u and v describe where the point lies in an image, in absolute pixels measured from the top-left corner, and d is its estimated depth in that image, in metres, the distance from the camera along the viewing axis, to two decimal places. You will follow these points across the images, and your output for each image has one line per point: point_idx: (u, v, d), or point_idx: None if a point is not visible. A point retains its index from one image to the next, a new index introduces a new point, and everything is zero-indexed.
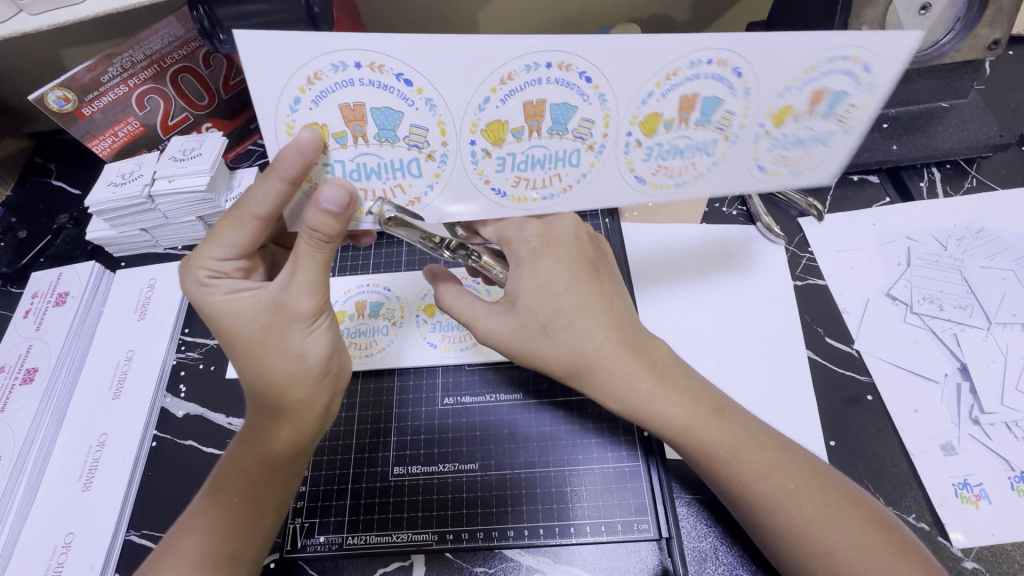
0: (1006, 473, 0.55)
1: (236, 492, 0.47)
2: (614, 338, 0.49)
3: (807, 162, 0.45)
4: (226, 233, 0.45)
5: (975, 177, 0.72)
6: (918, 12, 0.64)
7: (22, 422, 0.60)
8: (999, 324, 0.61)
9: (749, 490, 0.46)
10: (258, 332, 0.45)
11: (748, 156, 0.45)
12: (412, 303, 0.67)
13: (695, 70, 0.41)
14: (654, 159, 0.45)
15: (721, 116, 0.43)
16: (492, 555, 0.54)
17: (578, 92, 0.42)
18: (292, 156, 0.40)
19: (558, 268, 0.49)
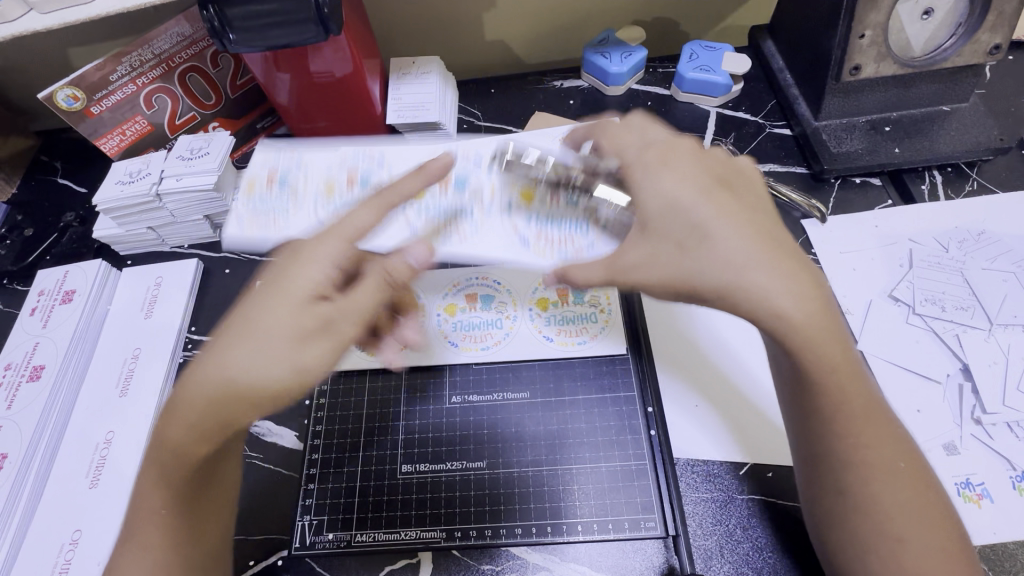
0: (1008, 473, 0.56)
1: (196, 442, 0.46)
2: (761, 251, 0.45)
3: (571, 246, 0.58)
4: (364, 215, 0.52)
5: (976, 180, 0.73)
6: (920, 17, 0.65)
7: (29, 421, 0.61)
8: (1000, 325, 0.62)
9: (853, 455, 0.45)
10: (288, 321, 0.46)
11: (506, 227, 0.60)
12: (405, 218, 0.61)
13: (476, 163, 0.65)
14: (471, 181, 0.64)
15: (472, 193, 0.63)
16: (498, 553, 0.54)
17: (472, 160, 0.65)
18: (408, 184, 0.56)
19: (686, 181, 0.49)
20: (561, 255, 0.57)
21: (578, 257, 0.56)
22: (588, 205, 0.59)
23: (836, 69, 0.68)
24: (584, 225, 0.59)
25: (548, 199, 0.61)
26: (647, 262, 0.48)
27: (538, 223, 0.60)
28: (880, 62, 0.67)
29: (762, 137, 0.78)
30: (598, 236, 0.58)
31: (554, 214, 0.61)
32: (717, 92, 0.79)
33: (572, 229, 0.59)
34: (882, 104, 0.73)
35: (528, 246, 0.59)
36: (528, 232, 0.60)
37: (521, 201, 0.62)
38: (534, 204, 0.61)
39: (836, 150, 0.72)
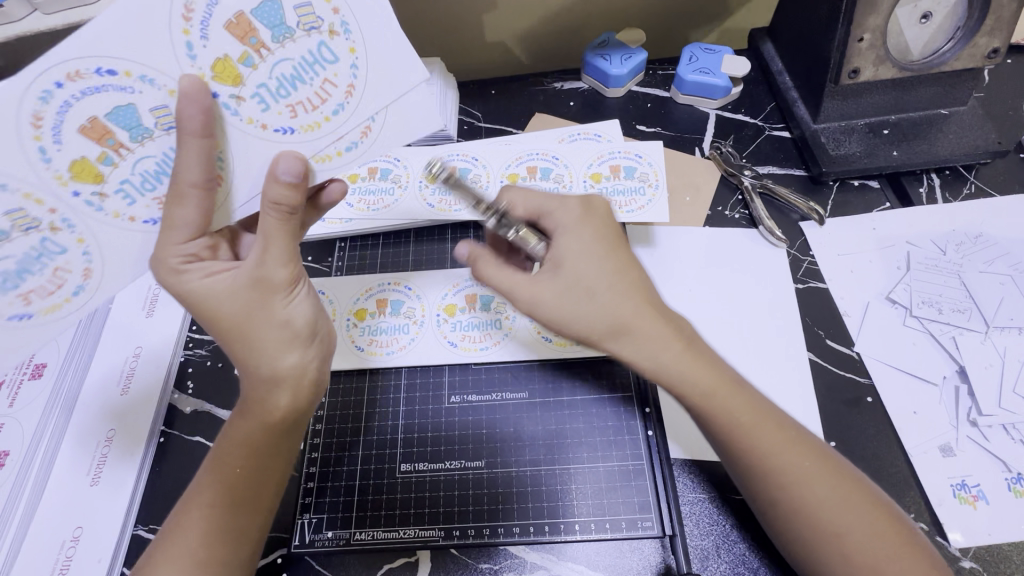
0: (1004, 475, 0.56)
1: (241, 464, 0.48)
2: (648, 306, 0.49)
3: (337, 91, 0.48)
4: (176, 214, 0.44)
5: (973, 183, 0.73)
6: (919, 20, 0.65)
7: (31, 418, 0.63)
8: (997, 328, 0.62)
9: (766, 466, 0.47)
10: (239, 309, 0.46)
11: (243, 133, 0.46)
12: (99, 220, 0.45)
13: (55, 99, 0.41)
14: (136, 114, 0.43)
15: (149, 117, 0.43)
16: (497, 552, 0.55)
17: (115, 89, 0.42)
18: (191, 109, 0.43)
19: (595, 239, 0.50)
20: (333, 110, 0.49)
21: (355, 100, 0.49)
22: (307, 19, 0.45)
23: (834, 72, 0.68)
24: (320, 48, 0.46)
25: (251, 54, 0.45)
26: (561, 306, 0.48)
27: (277, 93, 0.46)
28: (878, 65, 0.67)
29: (760, 139, 0.78)
30: (354, 48, 0.47)
31: (284, 65, 0.46)
32: (717, 94, 0.80)
33: (316, 67, 0.47)
34: (880, 106, 0.73)
35: (294, 128, 0.48)
36: (273, 109, 0.47)
37: (223, 82, 0.44)
38: (246, 71, 0.45)
39: (835, 153, 0.73)
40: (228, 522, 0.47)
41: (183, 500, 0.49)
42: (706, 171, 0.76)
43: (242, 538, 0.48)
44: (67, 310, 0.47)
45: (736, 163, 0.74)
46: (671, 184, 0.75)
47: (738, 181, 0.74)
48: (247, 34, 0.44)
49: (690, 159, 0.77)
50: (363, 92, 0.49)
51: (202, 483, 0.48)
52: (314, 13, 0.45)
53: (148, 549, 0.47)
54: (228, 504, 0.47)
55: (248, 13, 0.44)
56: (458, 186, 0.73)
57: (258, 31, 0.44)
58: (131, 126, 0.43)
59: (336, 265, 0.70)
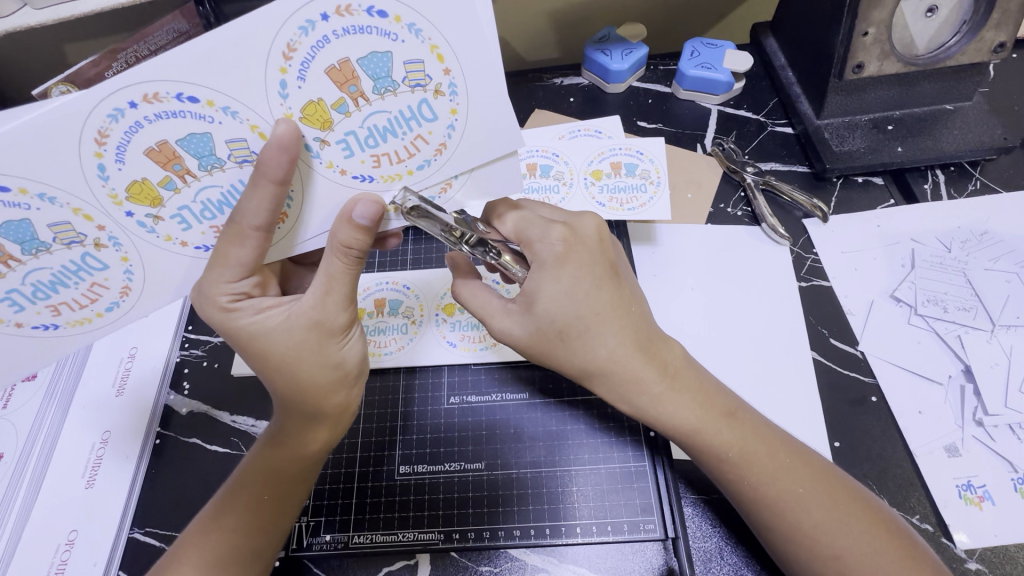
0: (1010, 475, 0.55)
1: (267, 492, 0.47)
2: (630, 339, 0.49)
3: (428, 147, 0.42)
4: (229, 253, 0.41)
5: (978, 180, 0.72)
6: (924, 14, 0.64)
7: (25, 420, 0.62)
8: (1003, 326, 0.61)
9: (759, 493, 0.47)
10: (291, 348, 0.44)
11: (327, 176, 0.42)
12: (148, 241, 0.41)
13: (124, 122, 0.36)
14: (211, 143, 0.38)
15: (228, 149, 0.39)
16: (497, 554, 0.54)
17: (194, 117, 0.37)
18: (274, 155, 0.38)
19: (581, 274, 0.48)
20: (419, 165, 0.43)
21: (442, 159, 0.43)
22: (412, 76, 0.39)
23: (839, 66, 0.67)
24: (421, 105, 0.40)
25: (348, 101, 0.39)
26: (534, 342, 0.50)
27: (365, 142, 0.41)
28: (884, 59, 0.66)
29: (762, 135, 0.77)
30: (457, 109, 0.41)
31: (379, 116, 0.40)
32: (718, 90, 0.79)
33: (411, 123, 0.41)
34: (885, 102, 0.72)
35: (374, 177, 0.43)
36: (356, 156, 0.42)
37: (314, 126, 0.39)
38: (339, 117, 0.39)
39: (838, 149, 0.72)
40: (249, 545, 0.47)
41: (195, 522, 0.48)
42: (708, 168, 0.75)
43: (258, 561, 0.47)
44: (96, 323, 0.44)
45: (738, 160, 0.74)
46: (673, 181, 0.74)
47: (740, 177, 0.73)
48: (347, 81, 0.38)
49: (692, 155, 0.76)
50: (453, 155, 0.43)
51: (223, 504, 0.48)
52: (423, 70, 0.39)
53: (158, 563, 0.47)
54: (248, 529, 0.47)
55: (354, 61, 0.37)
56: None
57: (360, 79, 0.38)
58: (202, 155, 0.39)
59: None
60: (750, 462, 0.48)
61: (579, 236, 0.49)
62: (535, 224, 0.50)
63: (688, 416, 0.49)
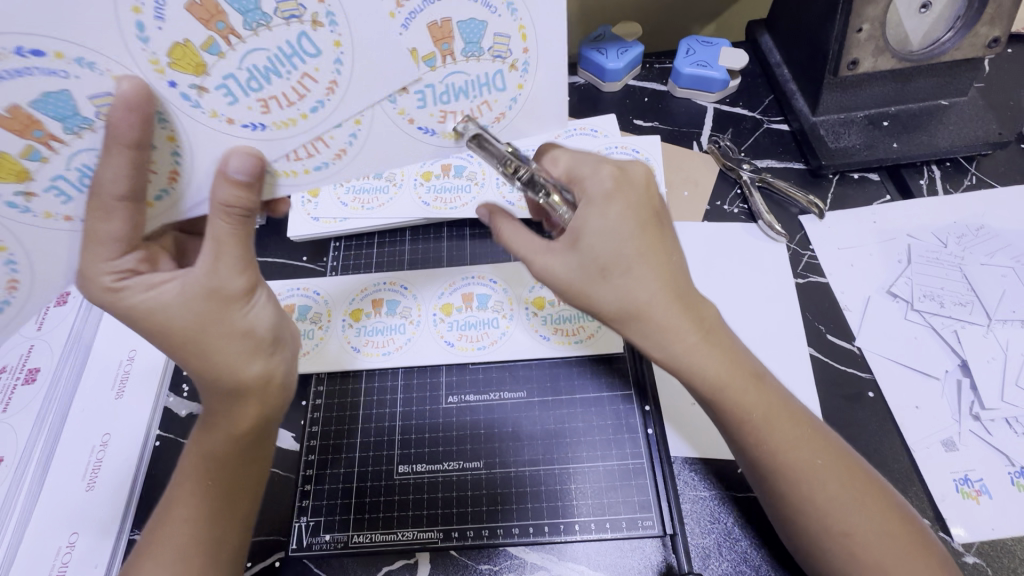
0: (1008, 469, 0.55)
1: (210, 473, 0.47)
2: (670, 290, 0.46)
3: (316, 89, 0.42)
4: (99, 229, 0.40)
5: (974, 175, 0.72)
6: (918, 10, 0.64)
7: (24, 424, 0.62)
8: (999, 320, 0.62)
9: (780, 465, 0.47)
10: (191, 322, 0.43)
11: (209, 125, 0.41)
12: (27, 221, 0.41)
13: None
14: (71, 102, 0.37)
15: (86, 106, 0.37)
16: (497, 553, 0.54)
17: (42, 74, 0.35)
18: (122, 117, 0.37)
19: (625, 215, 0.46)
20: (312, 108, 0.43)
21: (337, 99, 0.43)
22: (285, 6, 0.38)
23: (834, 63, 0.68)
24: (299, 38, 0.40)
25: (218, 40, 0.38)
26: (577, 281, 0.47)
27: (248, 86, 0.40)
28: (878, 56, 0.66)
29: (759, 132, 0.77)
30: (340, 42, 0.40)
31: (259, 54, 0.39)
32: (715, 88, 0.79)
33: (293, 60, 0.40)
34: (880, 98, 0.72)
35: (264, 125, 0.43)
36: (241, 103, 0.41)
37: (186, 71, 0.38)
38: (211, 60, 0.38)
39: (834, 145, 0.72)
40: (202, 532, 0.46)
41: (154, 516, 0.48)
42: (705, 165, 0.75)
43: (223, 546, 0.47)
44: (3, 316, 0.46)
45: (734, 158, 0.74)
46: (670, 179, 0.74)
47: (736, 174, 0.73)
48: (214, 17, 0.37)
49: (689, 153, 0.76)
50: (348, 92, 0.43)
51: (173, 497, 0.47)
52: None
53: (128, 558, 0.47)
54: (205, 513, 0.47)
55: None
56: (453, 182, 0.72)
57: (226, 14, 0.37)
58: (63, 117, 0.37)
59: (331, 265, 0.69)
60: (775, 430, 0.47)
61: (627, 178, 0.48)
62: (587, 164, 0.50)
63: (720, 371, 0.47)
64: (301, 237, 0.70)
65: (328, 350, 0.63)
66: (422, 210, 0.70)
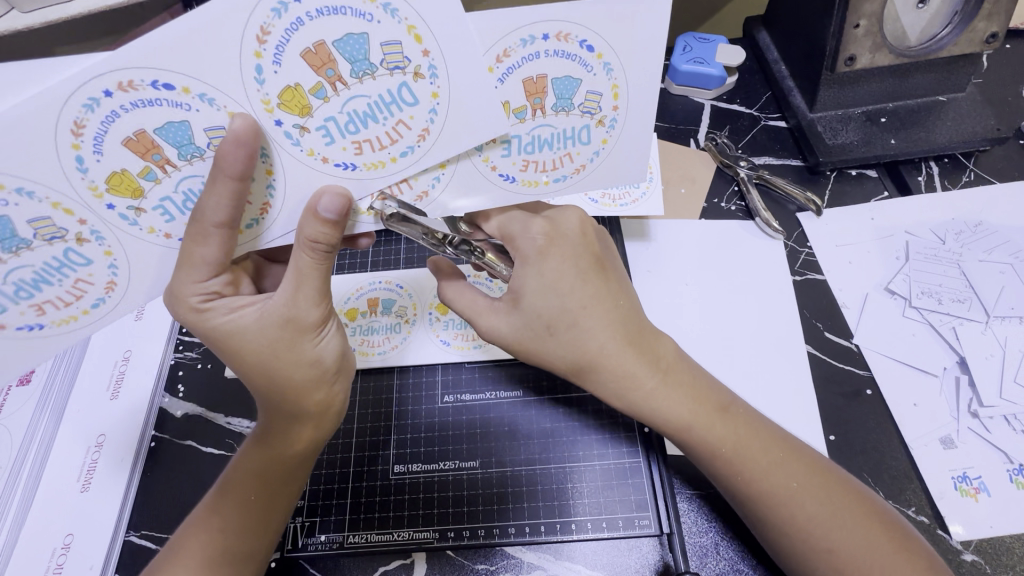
0: (1006, 466, 0.55)
1: (254, 492, 0.47)
2: (620, 337, 0.48)
3: (409, 133, 0.42)
4: (195, 252, 0.41)
5: (973, 171, 0.72)
6: (915, 5, 0.64)
7: (19, 425, 0.62)
8: (998, 317, 0.61)
9: (754, 488, 0.47)
10: (266, 347, 0.43)
11: (305, 163, 0.41)
12: (133, 235, 0.41)
13: (99, 112, 0.35)
14: (189, 132, 0.38)
15: (209, 138, 0.38)
16: (493, 552, 0.54)
17: (171, 105, 0.36)
18: (233, 150, 0.37)
19: (564, 266, 0.48)
20: (402, 152, 0.43)
21: (426, 145, 0.43)
22: (392, 57, 0.38)
23: (831, 59, 0.67)
24: (400, 88, 0.40)
25: (325, 85, 0.38)
26: (521, 338, 0.50)
27: (346, 128, 0.41)
28: (876, 52, 0.66)
29: (756, 129, 0.77)
30: (438, 92, 0.40)
31: (361, 99, 0.39)
32: (712, 85, 0.78)
33: (391, 107, 0.40)
34: (878, 95, 0.72)
35: (356, 165, 0.42)
36: (337, 143, 0.41)
37: (293, 112, 0.39)
38: (317, 102, 0.39)
39: (832, 142, 0.71)
40: (235, 548, 0.46)
41: (189, 521, 0.48)
42: (702, 162, 0.75)
43: (245, 562, 0.47)
44: (82, 321, 0.43)
45: (731, 155, 0.73)
46: (667, 176, 0.74)
47: (733, 172, 0.73)
48: (324, 65, 0.38)
49: (686, 150, 0.75)
50: (439, 138, 0.42)
51: (212, 504, 0.47)
52: (402, 52, 0.38)
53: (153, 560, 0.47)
54: (238, 529, 0.46)
55: (329, 43, 0.37)
56: None
57: (337, 62, 0.38)
58: (182, 144, 0.38)
59: None
60: (742, 456, 0.48)
61: (560, 233, 0.49)
62: (518, 220, 0.50)
63: (686, 412, 0.49)
64: None
65: None
66: None
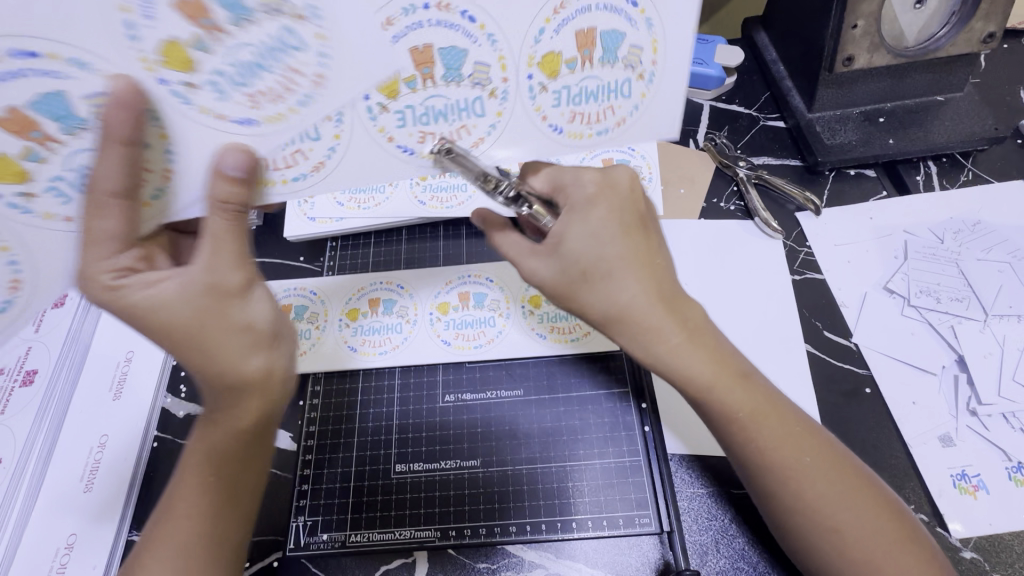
0: (1004, 464, 0.55)
1: (210, 474, 0.44)
2: (656, 290, 0.45)
3: (467, 137, 0.47)
4: (94, 226, 0.39)
5: (971, 170, 0.72)
6: (913, 6, 0.64)
7: (22, 425, 0.62)
8: (996, 316, 0.62)
9: (767, 461, 0.46)
10: (190, 318, 0.40)
11: (369, 137, 0.45)
12: (30, 222, 0.41)
13: None
14: (67, 103, 0.37)
15: (88, 108, 0.38)
16: (494, 551, 0.54)
17: (38, 75, 0.36)
18: (120, 116, 0.37)
19: (609, 218, 0.45)
20: (301, 102, 0.41)
21: (326, 93, 0.41)
22: (478, 74, 0.43)
23: (828, 60, 0.68)
24: (286, 33, 0.38)
25: (204, 37, 0.37)
26: (558, 286, 0.46)
27: (237, 82, 0.39)
28: (873, 51, 0.66)
29: (755, 130, 0.77)
30: (325, 36, 0.38)
31: (439, 100, 0.44)
32: (711, 85, 0.79)
33: (462, 113, 0.45)
34: (876, 94, 0.72)
35: (256, 120, 0.41)
36: (232, 99, 0.40)
37: (178, 70, 0.37)
38: (402, 95, 0.43)
39: (830, 142, 0.72)
40: (204, 534, 0.44)
41: (158, 510, 0.46)
42: (702, 162, 0.75)
43: (223, 544, 0.45)
44: (40, 301, 0.45)
45: (731, 155, 0.74)
46: (666, 176, 0.74)
47: (732, 172, 0.73)
48: (198, 14, 0.36)
49: (686, 150, 0.76)
50: (336, 87, 0.41)
51: (177, 493, 0.45)
52: (488, 72, 0.43)
53: (133, 550, 0.45)
54: (205, 513, 0.44)
55: (435, 48, 0.41)
56: (448, 182, 0.72)
57: (210, 10, 0.36)
58: (60, 117, 0.38)
59: (328, 264, 0.69)
60: (760, 425, 0.46)
61: (610, 187, 0.47)
62: (569, 172, 0.49)
63: (699, 372, 0.45)
64: (298, 237, 0.70)
65: (325, 349, 0.63)
66: (418, 209, 0.70)
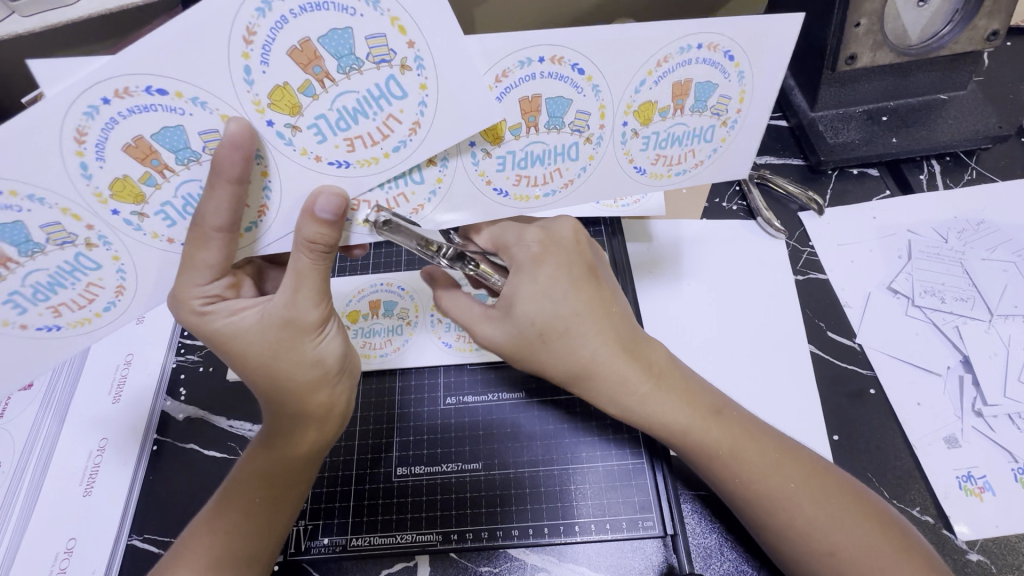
0: (1010, 466, 0.55)
1: (259, 493, 0.47)
2: (614, 344, 0.48)
3: (559, 179, 0.46)
4: (197, 256, 0.40)
5: (974, 169, 0.72)
6: (916, 3, 0.63)
7: (22, 430, 0.62)
8: (1001, 316, 0.61)
9: (752, 489, 0.47)
10: (269, 350, 0.43)
11: (473, 180, 0.44)
12: (138, 239, 0.40)
13: (101, 118, 0.35)
14: (185, 136, 0.37)
15: (203, 140, 0.37)
16: (497, 554, 0.54)
17: (165, 110, 0.35)
18: (229, 155, 0.36)
19: (558, 274, 0.48)
20: (393, 147, 0.41)
21: (419, 139, 0.40)
22: (581, 120, 0.43)
23: (831, 58, 0.67)
24: (388, 82, 0.38)
25: (313, 83, 0.37)
26: (514, 346, 0.50)
27: (336, 125, 0.39)
28: (876, 50, 0.65)
29: None
30: (426, 84, 0.38)
31: (541, 145, 0.44)
32: None
33: (558, 157, 0.45)
34: (879, 93, 0.72)
35: (348, 162, 0.41)
36: (328, 141, 0.39)
37: (281, 111, 0.37)
38: (507, 139, 0.43)
39: (833, 141, 0.71)
40: (238, 548, 0.46)
41: (193, 526, 0.47)
42: None
43: (252, 563, 0.46)
44: (96, 324, 0.43)
45: None
46: None
47: None
48: (311, 62, 0.36)
49: None
50: (429, 134, 0.40)
51: (218, 508, 0.47)
52: (587, 120, 0.43)
53: (165, 556, 0.47)
54: (245, 530, 0.46)
55: (314, 40, 0.35)
56: None
57: (323, 58, 0.36)
58: (178, 148, 0.37)
59: None
60: (739, 458, 0.48)
61: (555, 239, 0.50)
62: (513, 230, 0.50)
63: (672, 414, 0.49)
64: None
65: None
66: None
